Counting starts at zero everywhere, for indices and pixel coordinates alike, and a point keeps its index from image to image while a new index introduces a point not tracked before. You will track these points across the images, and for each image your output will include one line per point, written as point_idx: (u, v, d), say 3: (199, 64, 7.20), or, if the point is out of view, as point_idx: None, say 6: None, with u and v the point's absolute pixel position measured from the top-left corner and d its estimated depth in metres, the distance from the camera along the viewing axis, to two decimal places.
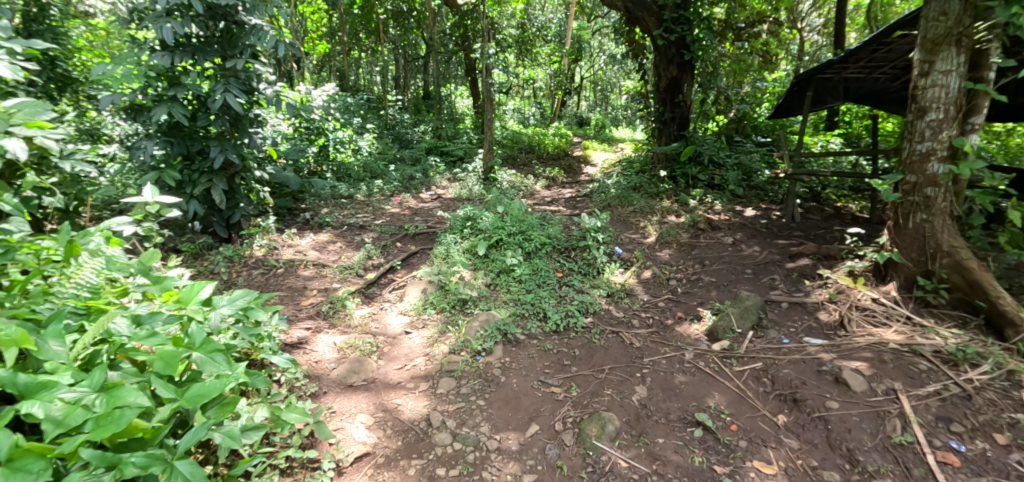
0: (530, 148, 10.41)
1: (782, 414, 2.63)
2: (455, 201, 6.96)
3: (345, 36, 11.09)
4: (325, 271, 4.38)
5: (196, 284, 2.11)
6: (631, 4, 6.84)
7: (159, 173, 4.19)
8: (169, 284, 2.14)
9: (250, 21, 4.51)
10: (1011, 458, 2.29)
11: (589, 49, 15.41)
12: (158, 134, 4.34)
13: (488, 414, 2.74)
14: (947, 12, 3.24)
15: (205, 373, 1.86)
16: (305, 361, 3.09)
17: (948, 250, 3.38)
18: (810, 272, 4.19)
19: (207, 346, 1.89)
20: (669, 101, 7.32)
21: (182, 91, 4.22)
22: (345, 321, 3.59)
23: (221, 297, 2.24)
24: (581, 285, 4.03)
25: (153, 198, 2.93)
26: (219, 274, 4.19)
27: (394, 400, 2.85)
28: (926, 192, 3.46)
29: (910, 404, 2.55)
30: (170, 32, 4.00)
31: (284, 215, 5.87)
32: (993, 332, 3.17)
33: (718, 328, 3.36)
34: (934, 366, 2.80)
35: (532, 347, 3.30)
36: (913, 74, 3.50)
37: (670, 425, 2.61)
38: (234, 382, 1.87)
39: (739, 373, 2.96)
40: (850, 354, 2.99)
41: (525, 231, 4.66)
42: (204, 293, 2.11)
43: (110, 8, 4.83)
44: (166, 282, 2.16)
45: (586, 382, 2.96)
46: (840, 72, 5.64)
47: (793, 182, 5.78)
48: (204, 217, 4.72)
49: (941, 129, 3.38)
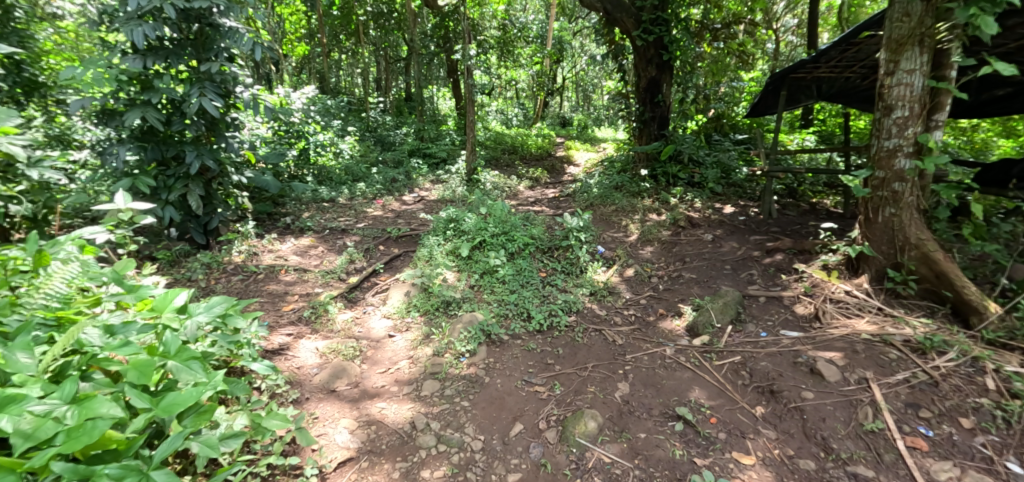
0: (514, 149, 10.43)
1: (760, 406, 2.69)
2: (439, 203, 6.95)
3: (324, 38, 11.00)
4: (307, 275, 4.36)
5: (170, 293, 2.09)
6: (609, 5, 6.94)
7: (132, 179, 4.11)
8: (144, 293, 2.12)
9: (225, 24, 4.50)
10: (976, 441, 2.38)
11: (570, 49, 15.57)
12: (131, 139, 4.28)
13: (472, 414, 2.76)
14: (909, 13, 3.39)
15: (181, 382, 1.84)
16: (286, 367, 3.06)
17: (916, 242, 3.49)
18: (787, 267, 4.29)
19: (183, 353, 1.86)
20: (649, 101, 7.41)
21: (155, 95, 4.16)
22: (327, 326, 3.57)
23: (198, 305, 2.21)
24: (564, 285, 4.07)
25: (125, 205, 2.92)
26: (197, 281, 4.13)
27: (377, 405, 2.84)
28: (894, 187, 3.58)
29: (881, 392, 2.64)
30: (141, 35, 3.96)
31: (264, 220, 5.80)
32: (959, 321, 3.29)
33: (699, 323, 3.43)
34: (903, 355, 2.90)
35: (515, 347, 3.33)
36: (880, 73, 3.63)
37: (652, 420, 2.66)
38: (211, 391, 1.85)
39: (719, 366, 3.02)
40: (825, 345, 3.07)
41: (509, 232, 4.69)
42: (178, 301, 2.10)
43: (79, 10, 4.76)
44: (141, 290, 2.13)
45: (569, 381, 3.00)
46: (812, 71, 5.79)
47: (770, 179, 5.91)
48: (181, 223, 4.66)
49: (907, 126, 3.51)
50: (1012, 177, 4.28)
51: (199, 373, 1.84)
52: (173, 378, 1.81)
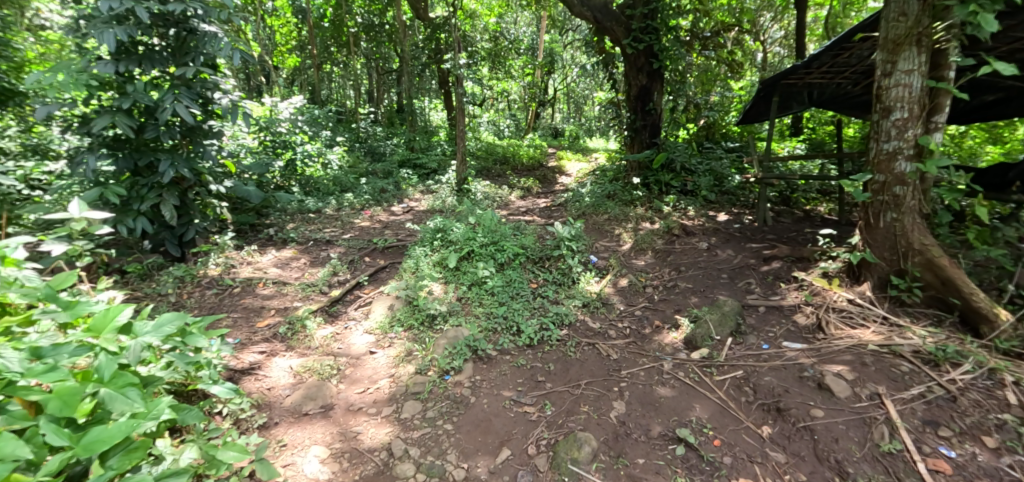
0: (505, 159, 10.29)
1: (766, 425, 2.49)
2: (428, 213, 6.75)
3: (315, 49, 10.89)
4: (286, 288, 4.13)
5: (113, 309, 1.85)
6: (598, 14, 6.84)
7: (102, 189, 3.86)
8: (80, 310, 1.88)
9: (203, 29, 4.30)
10: (1003, 462, 2.19)
11: (562, 61, 15.65)
12: (102, 147, 4.05)
13: (455, 439, 2.55)
14: (906, 12, 3.37)
15: (114, 413, 1.63)
16: (255, 388, 2.84)
17: (920, 248, 3.41)
18: (785, 275, 4.14)
19: (118, 380, 1.65)
20: (640, 109, 7.32)
21: (127, 101, 3.97)
22: (304, 342, 3.36)
23: (145, 323, 1.98)
24: (555, 296, 3.88)
25: (80, 214, 2.70)
26: (167, 296, 3.84)
27: (354, 427, 2.63)
28: (895, 190, 3.52)
29: (896, 408, 2.44)
30: (113, 38, 3.79)
31: (246, 232, 5.56)
32: (968, 329, 3.19)
33: (697, 335, 3.26)
34: (916, 367, 2.72)
35: (504, 364, 3.13)
36: (877, 74, 3.60)
37: (650, 443, 2.45)
38: (148, 423, 1.65)
39: (720, 382, 2.83)
40: (831, 358, 2.90)
41: (498, 242, 4.50)
42: (122, 318, 1.87)
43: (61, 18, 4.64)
44: (78, 307, 1.90)
45: (561, 400, 2.80)
46: (805, 77, 5.75)
47: (764, 186, 5.80)
48: (154, 235, 4.42)
49: (906, 128, 3.47)
50: (1009, 181, 4.10)
51: (135, 403, 1.63)
52: (103, 411, 1.60)
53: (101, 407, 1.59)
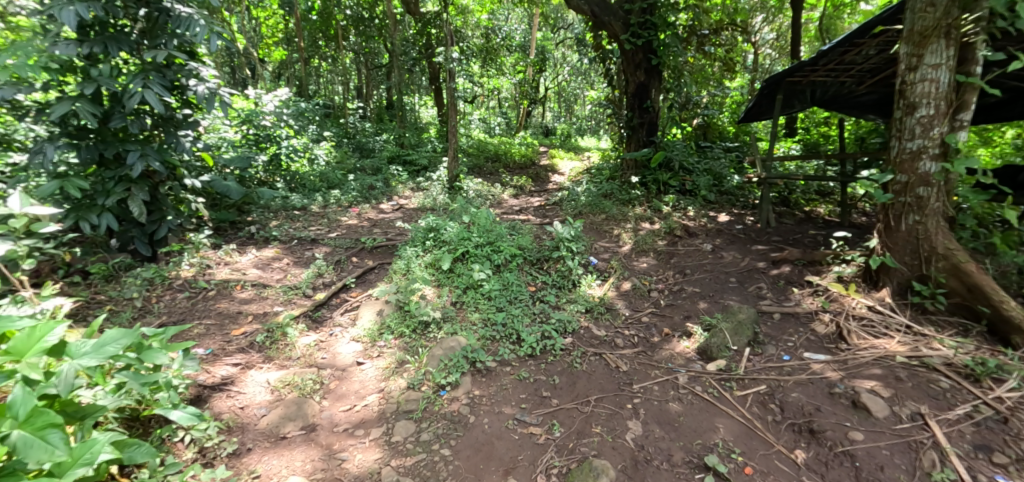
0: (497, 157, 10.02)
1: (800, 449, 2.28)
2: (418, 211, 6.45)
3: (303, 41, 10.45)
4: (266, 291, 3.82)
5: (41, 327, 1.69)
6: (596, 8, 6.60)
7: (62, 181, 3.53)
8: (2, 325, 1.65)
9: (178, 11, 3.96)
10: None
11: (554, 59, 15.41)
12: (62, 136, 3.69)
13: (454, 467, 2.28)
14: (935, 2, 3.11)
15: (31, 462, 1.50)
16: (227, 408, 2.55)
17: (945, 253, 3.17)
18: (797, 279, 3.90)
19: (36, 420, 1.54)
20: (637, 107, 7.08)
21: (90, 86, 3.61)
22: (285, 353, 3.07)
23: (85, 343, 1.79)
24: (556, 301, 3.61)
25: (21, 210, 2.66)
26: (133, 301, 3.51)
27: (339, 455, 2.37)
28: (918, 192, 3.26)
29: (942, 432, 2.25)
30: (74, 17, 3.43)
31: (225, 229, 5.21)
32: (997, 339, 2.98)
33: (712, 346, 3.01)
34: (955, 383, 2.51)
35: (505, 376, 2.86)
36: (900, 68, 3.34)
37: (673, 472, 2.22)
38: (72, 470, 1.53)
39: (743, 398, 2.61)
40: (860, 371, 2.67)
41: (494, 242, 4.20)
42: (53, 338, 1.69)
43: None
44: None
45: (569, 419, 2.54)
46: (809, 74, 5.53)
47: (768, 186, 5.60)
48: (121, 232, 4.07)
49: (932, 126, 3.20)
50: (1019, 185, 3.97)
51: (58, 450, 1.52)
52: (18, 457, 1.48)
53: (16, 454, 1.47)
